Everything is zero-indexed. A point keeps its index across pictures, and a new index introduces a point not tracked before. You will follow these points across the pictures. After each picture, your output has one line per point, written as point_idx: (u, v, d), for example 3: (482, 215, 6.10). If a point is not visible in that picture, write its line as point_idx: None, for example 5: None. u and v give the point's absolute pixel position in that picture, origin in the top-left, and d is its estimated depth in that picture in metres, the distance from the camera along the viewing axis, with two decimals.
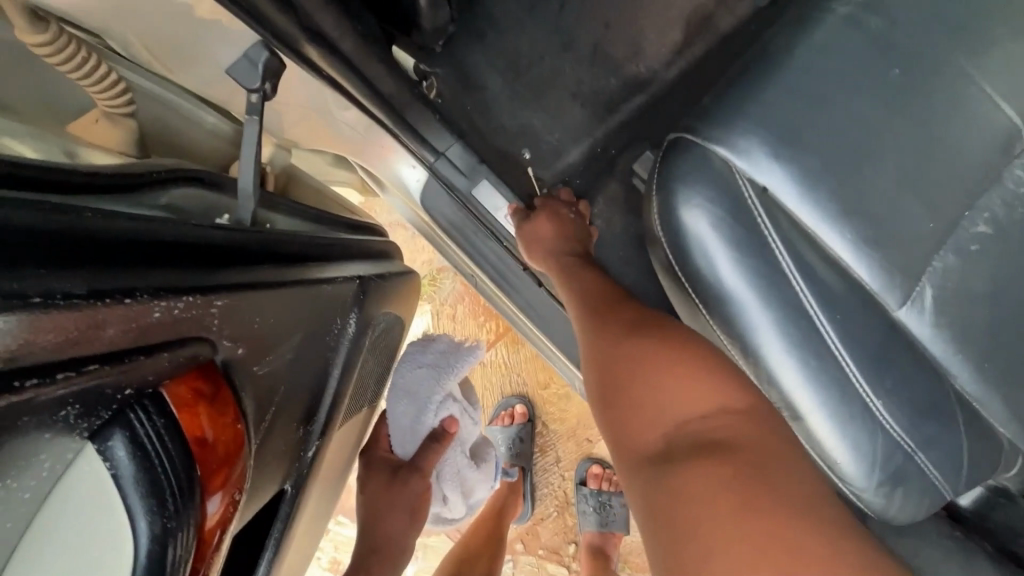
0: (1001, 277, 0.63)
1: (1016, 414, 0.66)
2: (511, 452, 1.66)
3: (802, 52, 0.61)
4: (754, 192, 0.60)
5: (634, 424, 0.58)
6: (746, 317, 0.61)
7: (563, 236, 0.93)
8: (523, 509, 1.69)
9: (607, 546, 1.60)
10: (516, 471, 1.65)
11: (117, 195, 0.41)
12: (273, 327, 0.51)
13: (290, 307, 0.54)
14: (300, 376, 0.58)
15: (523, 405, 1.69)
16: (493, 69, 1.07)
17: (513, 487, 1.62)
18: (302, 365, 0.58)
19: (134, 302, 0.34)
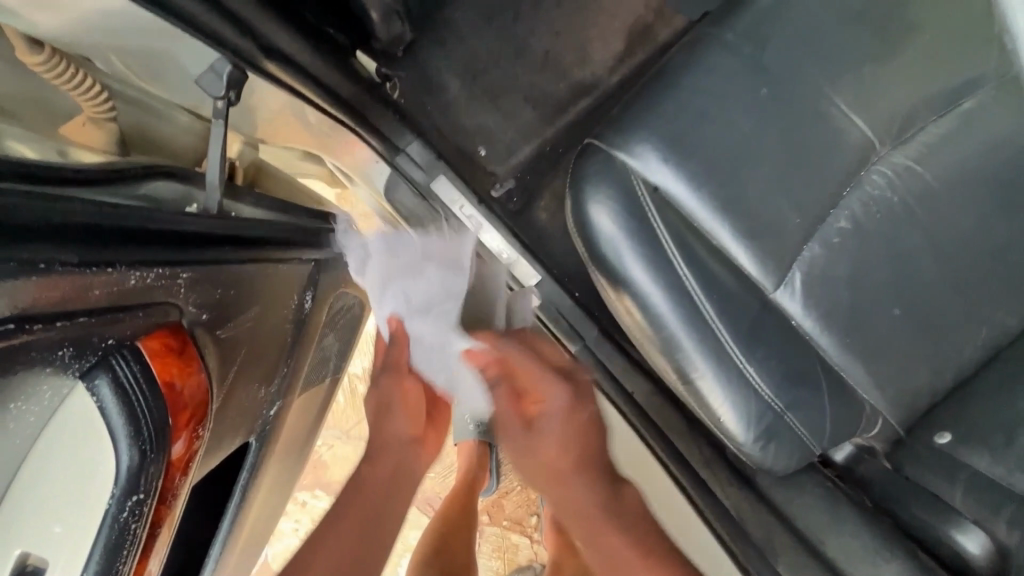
0: (860, 265, 0.75)
1: (876, 382, 0.77)
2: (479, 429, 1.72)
3: (691, 72, 0.71)
4: (647, 189, 0.71)
5: (530, 457, 0.75)
6: (642, 297, 0.72)
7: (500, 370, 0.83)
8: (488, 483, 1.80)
9: None
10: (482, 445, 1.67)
11: (104, 185, 0.51)
12: (233, 300, 0.62)
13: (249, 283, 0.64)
14: (258, 343, 0.68)
15: None
16: (451, 73, 1.17)
17: (481, 460, 1.66)
18: (261, 333, 0.69)
19: (114, 271, 0.45)
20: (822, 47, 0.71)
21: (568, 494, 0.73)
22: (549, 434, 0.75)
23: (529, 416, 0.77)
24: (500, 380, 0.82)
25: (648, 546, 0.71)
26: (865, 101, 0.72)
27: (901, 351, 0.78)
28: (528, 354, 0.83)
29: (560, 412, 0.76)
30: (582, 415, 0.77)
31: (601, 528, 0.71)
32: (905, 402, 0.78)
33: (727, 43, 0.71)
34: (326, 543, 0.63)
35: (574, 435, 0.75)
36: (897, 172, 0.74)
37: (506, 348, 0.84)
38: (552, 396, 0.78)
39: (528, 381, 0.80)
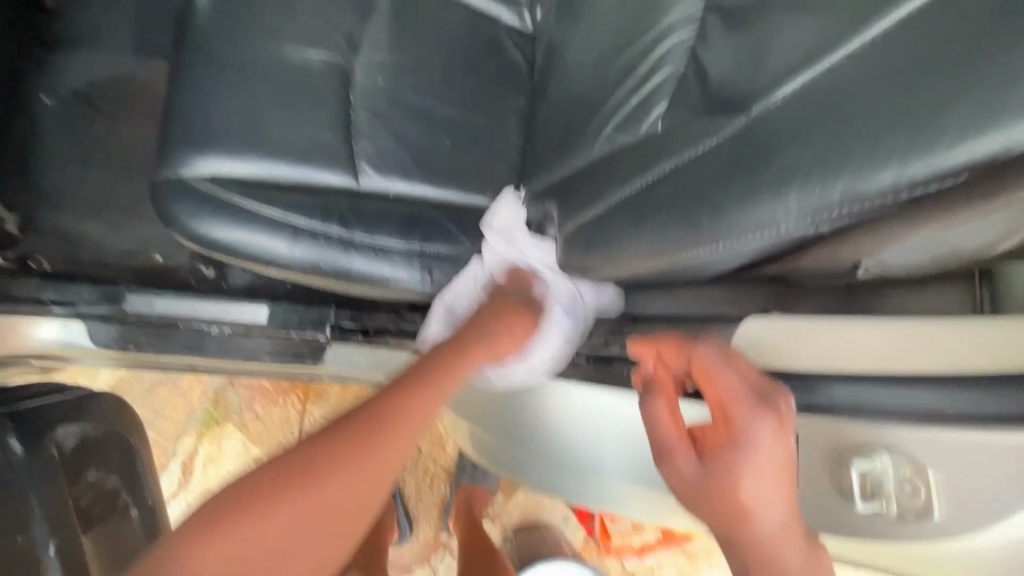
0: (397, 130, 1.01)
1: (472, 188, 1.03)
2: None
3: (188, 99, 0.94)
4: (204, 181, 0.91)
5: (729, 507, 0.52)
6: (255, 244, 0.90)
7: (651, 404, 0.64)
8: (401, 529, 1.87)
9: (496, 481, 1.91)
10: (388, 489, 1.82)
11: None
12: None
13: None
14: None
15: None
16: (81, 217, 1.25)
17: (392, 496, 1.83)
18: None
19: None
20: (259, 29, 0.97)
21: (737, 531, 0.52)
22: (722, 467, 0.54)
23: (714, 441, 0.56)
24: (668, 401, 0.63)
25: (799, 533, 0.51)
26: (309, 41, 0.99)
27: (471, 161, 1.04)
28: (731, 362, 0.59)
29: (764, 444, 0.53)
30: (791, 452, 0.53)
31: (732, 476, 0.53)
32: (501, 185, 1.05)
33: (198, 67, 0.95)
34: (245, 530, 0.55)
35: (754, 471, 0.52)
36: (371, 65, 1.02)
37: (694, 350, 0.62)
38: (748, 423, 0.54)
39: (711, 391, 0.59)
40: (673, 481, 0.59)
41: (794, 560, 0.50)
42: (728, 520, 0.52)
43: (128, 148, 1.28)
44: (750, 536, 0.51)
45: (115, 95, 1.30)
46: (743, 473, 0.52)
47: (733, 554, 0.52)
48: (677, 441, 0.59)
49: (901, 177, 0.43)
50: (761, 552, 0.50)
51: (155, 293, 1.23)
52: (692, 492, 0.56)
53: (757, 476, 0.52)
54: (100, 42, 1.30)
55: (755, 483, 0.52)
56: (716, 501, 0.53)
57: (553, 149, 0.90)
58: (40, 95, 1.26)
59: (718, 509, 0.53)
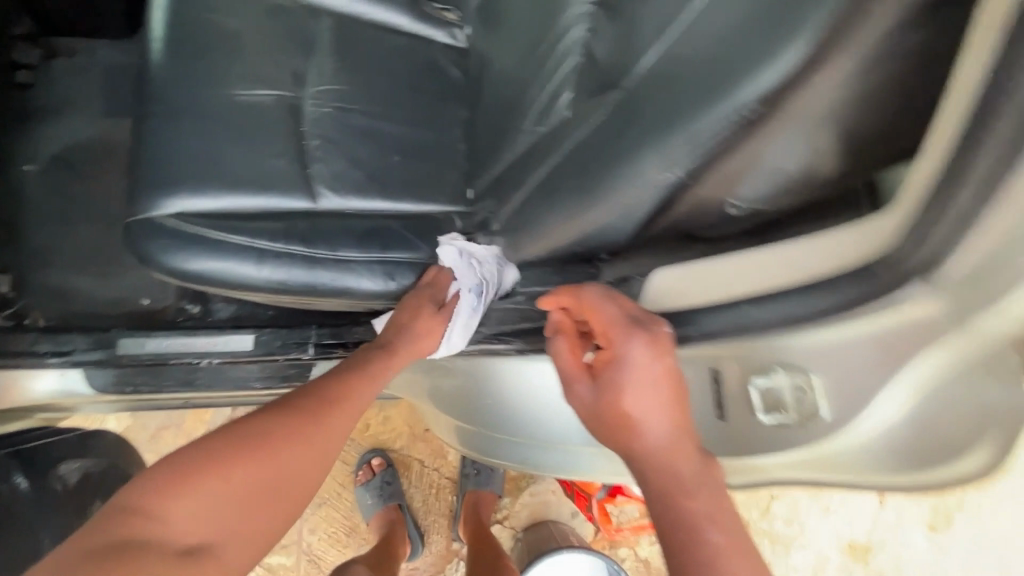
0: (348, 152, 1.09)
1: (424, 197, 1.11)
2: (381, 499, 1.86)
3: (152, 147, 1.03)
4: (173, 219, 0.98)
5: (623, 413, 0.71)
6: (225, 271, 0.97)
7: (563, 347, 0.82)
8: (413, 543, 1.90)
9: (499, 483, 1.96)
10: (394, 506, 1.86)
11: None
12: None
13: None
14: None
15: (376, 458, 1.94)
16: (70, 272, 1.33)
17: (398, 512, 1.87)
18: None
19: None
20: (211, 77, 1.06)
21: (628, 432, 0.70)
22: (612, 385, 0.72)
23: (604, 366, 0.75)
24: (570, 341, 0.82)
25: (676, 429, 0.69)
26: (257, 82, 1.07)
27: (421, 172, 1.12)
28: (613, 305, 0.78)
29: (641, 361, 0.72)
30: (667, 369, 0.71)
31: (623, 396, 0.71)
32: (452, 191, 1.13)
33: (159, 118, 1.04)
34: (204, 489, 0.65)
35: (638, 384, 0.71)
36: (318, 97, 1.10)
37: (585, 295, 0.81)
38: (629, 346, 0.73)
39: (600, 325, 0.78)
40: (575, 401, 0.78)
41: (682, 466, 0.66)
42: (619, 431, 0.71)
43: (107, 203, 1.37)
44: (639, 445, 0.69)
45: (91, 156, 1.39)
46: (633, 387, 0.71)
47: (627, 450, 0.70)
48: (579, 370, 0.78)
49: (732, 114, 0.50)
50: (649, 445, 0.68)
51: (141, 335, 1.28)
52: (590, 412, 0.75)
53: (643, 389, 0.71)
54: (73, 110, 1.40)
55: (643, 394, 0.70)
56: (610, 411, 0.72)
57: (488, 150, 0.97)
58: (22, 164, 1.35)
59: (611, 428, 0.72)
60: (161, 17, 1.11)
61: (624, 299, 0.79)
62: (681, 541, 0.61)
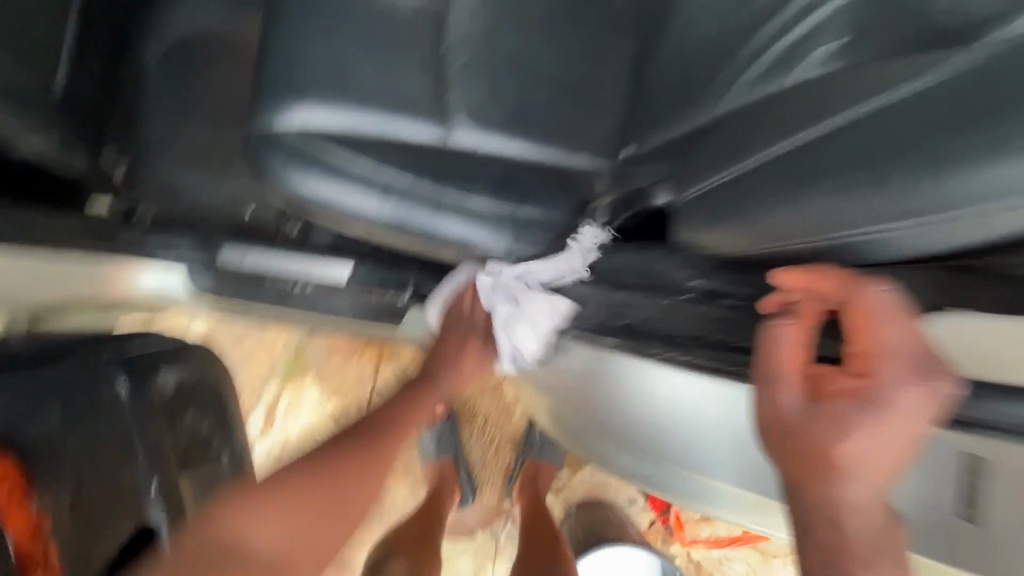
0: (490, 81, 0.93)
1: (569, 148, 0.94)
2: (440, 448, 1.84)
3: (282, 46, 0.91)
4: (297, 133, 0.87)
5: (833, 450, 0.59)
6: (345, 201, 0.87)
7: (796, 336, 0.65)
8: (463, 493, 1.87)
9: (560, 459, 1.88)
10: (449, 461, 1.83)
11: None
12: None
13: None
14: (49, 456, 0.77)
15: (441, 407, 1.85)
16: (181, 170, 1.28)
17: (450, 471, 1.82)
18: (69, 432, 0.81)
19: None
20: None
21: (825, 473, 0.59)
22: (841, 415, 0.60)
23: (839, 390, 0.62)
24: (804, 327, 0.65)
25: (881, 492, 0.60)
26: None
27: (570, 117, 0.95)
28: (897, 318, 0.60)
29: (902, 411, 0.59)
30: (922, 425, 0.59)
31: (853, 431, 0.59)
32: (600, 146, 0.96)
33: (292, 16, 0.91)
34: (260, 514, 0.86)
35: (880, 432, 0.59)
36: (465, 11, 0.94)
37: (865, 299, 0.61)
38: (896, 389, 0.59)
39: (864, 343, 0.61)
40: (783, 394, 0.64)
41: (874, 522, 0.58)
42: (822, 455, 0.60)
43: (222, 101, 1.30)
44: (845, 485, 0.59)
45: (210, 48, 1.31)
46: (881, 429, 0.59)
47: (814, 489, 0.60)
48: (801, 371, 0.64)
49: None
50: (851, 499, 0.59)
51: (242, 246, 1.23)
52: (795, 424, 0.62)
53: (880, 437, 0.59)
54: None
55: (885, 439, 0.59)
56: (823, 443, 0.60)
57: None
58: (144, 47, 1.29)
59: (810, 448, 0.61)
60: None
61: (906, 325, 0.60)
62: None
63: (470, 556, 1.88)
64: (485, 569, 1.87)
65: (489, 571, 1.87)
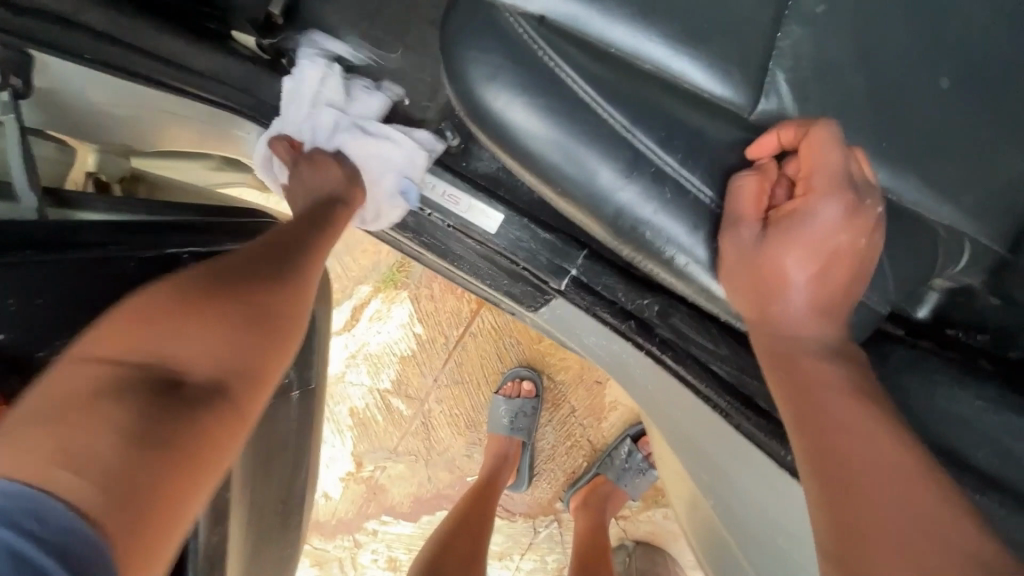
0: (858, 37, 0.54)
1: (943, 191, 0.55)
2: (514, 423, 1.62)
3: None
4: (531, 30, 0.52)
5: (818, 392, 0.46)
6: (565, 163, 0.54)
7: (754, 194, 0.51)
8: (520, 477, 1.67)
9: (636, 490, 1.62)
10: (516, 441, 1.63)
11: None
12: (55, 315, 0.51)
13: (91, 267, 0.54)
14: None
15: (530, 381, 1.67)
16: (347, 26, 1.01)
17: (510, 453, 1.62)
18: None
19: None
20: None
21: (819, 422, 0.44)
22: (783, 233, 0.49)
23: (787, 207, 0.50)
24: (767, 222, 0.50)
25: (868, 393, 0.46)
26: None
27: (964, 138, 0.55)
28: (846, 179, 0.49)
29: (830, 225, 0.49)
30: (856, 247, 0.49)
31: (842, 383, 0.47)
32: (994, 202, 0.56)
33: None
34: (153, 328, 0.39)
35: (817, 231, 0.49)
36: None
37: (811, 145, 0.49)
38: (821, 202, 0.49)
39: (808, 166, 0.49)
40: (783, 367, 0.49)
41: (868, 429, 0.43)
42: (842, 434, 0.43)
43: None
44: (835, 405, 0.45)
45: None
46: (830, 245, 0.49)
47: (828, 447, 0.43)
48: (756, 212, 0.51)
49: None
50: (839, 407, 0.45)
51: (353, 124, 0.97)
52: (778, 355, 0.49)
53: (811, 239, 0.49)
54: None
55: (830, 303, 0.50)
56: (807, 374, 0.48)
57: None
58: None
59: (828, 435, 0.44)
60: None
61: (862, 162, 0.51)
62: (868, 524, 0.39)
63: (502, 536, 1.71)
64: (512, 556, 1.71)
65: (514, 560, 1.70)
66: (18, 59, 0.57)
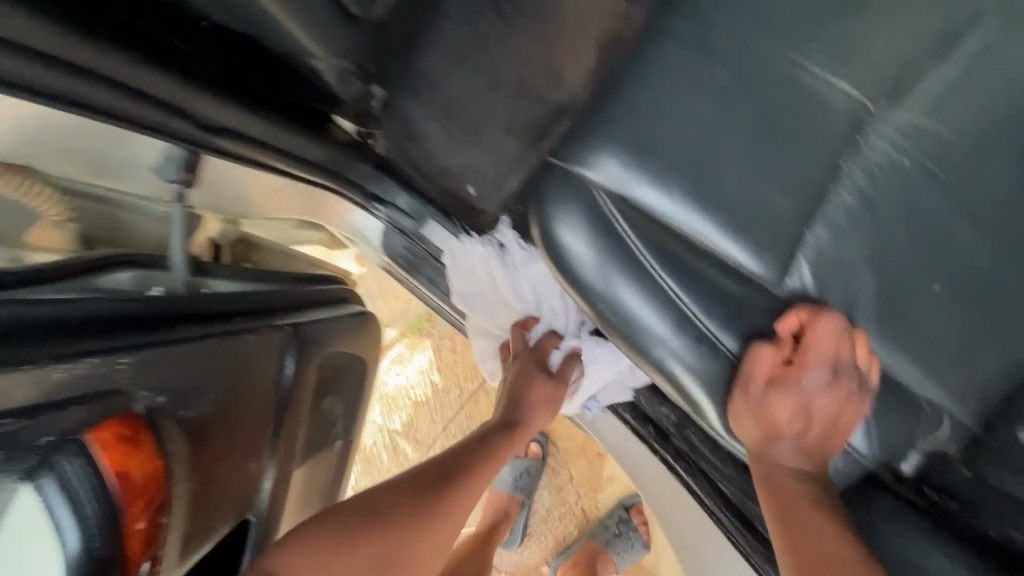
0: (877, 240, 0.65)
1: (929, 373, 0.66)
2: (513, 481, 1.70)
3: (641, 68, 0.66)
4: (610, 202, 0.65)
5: (800, 516, 0.62)
6: (626, 313, 0.65)
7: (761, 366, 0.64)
8: (513, 530, 1.72)
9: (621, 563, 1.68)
10: (513, 498, 1.69)
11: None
12: (195, 387, 0.60)
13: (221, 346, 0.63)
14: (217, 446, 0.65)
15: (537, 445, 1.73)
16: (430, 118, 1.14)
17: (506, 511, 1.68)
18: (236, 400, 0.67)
19: (34, 366, 0.45)
20: (784, 16, 0.63)
21: (802, 540, 0.61)
22: (777, 393, 0.65)
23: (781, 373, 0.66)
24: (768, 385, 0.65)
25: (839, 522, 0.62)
26: (844, 62, 0.63)
27: (956, 333, 0.66)
28: (838, 348, 0.64)
29: (814, 391, 0.66)
30: (838, 406, 0.66)
31: (807, 500, 0.64)
32: (971, 388, 0.67)
33: (672, 36, 0.65)
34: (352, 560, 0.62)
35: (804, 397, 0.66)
36: (901, 133, 0.65)
37: (816, 326, 0.64)
38: (809, 372, 0.66)
39: (808, 346, 0.64)
40: (779, 514, 0.64)
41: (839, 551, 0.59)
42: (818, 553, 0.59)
43: None
44: (814, 531, 0.61)
45: None
46: (817, 404, 0.66)
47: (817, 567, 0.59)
48: (763, 380, 0.65)
49: None
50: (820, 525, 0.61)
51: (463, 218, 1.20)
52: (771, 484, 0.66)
53: (797, 399, 0.66)
54: None
55: (810, 447, 0.67)
56: (793, 503, 0.63)
57: None
58: None
59: (821, 565, 0.58)
60: None
61: (861, 340, 0.65)
62: None
63: None
64: None
65: None
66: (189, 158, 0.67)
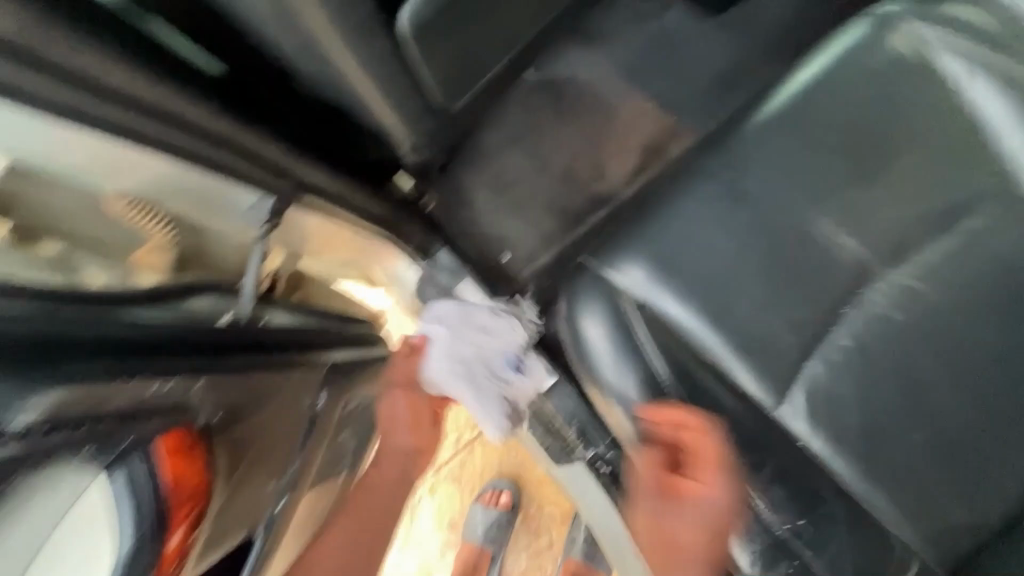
0: (867, 383, 0.72)
1: (903, 512, 0.71)
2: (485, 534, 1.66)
3: (677, 198, 0.75)
4: (635, 309, 0.73)
5: None
6: (631, 409, 0.73)
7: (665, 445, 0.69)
8: None
9: None
10: (484, 552, 1.67)
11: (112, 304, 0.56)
12: (245, 408, 0.70)
13: (266, 375, 0.73)
14: (255, 458, 0.74)
15: (507, 495, 1.69)
16: (480, 188, 1.26)
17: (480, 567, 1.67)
18: (270, 424, 0.76)
19: (138, 379, 0.54)
20: (804, 177, 0.73)
21: None
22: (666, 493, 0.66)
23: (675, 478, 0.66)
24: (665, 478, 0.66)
25: None
26: (852, 224, 0.72)
27: (932, 480, 0.71)
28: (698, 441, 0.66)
29: (709, 501, 0.64)
30: (723, 514, 0.63)
31: None
32: (943, 535, 0.71)
33: (706, 174, 0.75)
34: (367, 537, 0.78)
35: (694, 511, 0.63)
36: (899, 290, 0.72)
37: (698, 428, 0.67)
38: (711, 480, 0.64)
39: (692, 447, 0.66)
40: None
41: None
42: None
43: (555, 155, 1.26)
44: None
45: (578, 102, 1.25)
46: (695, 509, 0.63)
47: None
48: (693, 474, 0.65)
49: None
50: None
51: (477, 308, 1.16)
52: None
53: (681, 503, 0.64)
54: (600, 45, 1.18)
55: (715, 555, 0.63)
56: None
57: None
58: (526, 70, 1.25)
59: None
60: (825, 51, 0.77)
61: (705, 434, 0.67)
62: None
63: None
64: None
65: None
66: (278, 206, 0.76)
